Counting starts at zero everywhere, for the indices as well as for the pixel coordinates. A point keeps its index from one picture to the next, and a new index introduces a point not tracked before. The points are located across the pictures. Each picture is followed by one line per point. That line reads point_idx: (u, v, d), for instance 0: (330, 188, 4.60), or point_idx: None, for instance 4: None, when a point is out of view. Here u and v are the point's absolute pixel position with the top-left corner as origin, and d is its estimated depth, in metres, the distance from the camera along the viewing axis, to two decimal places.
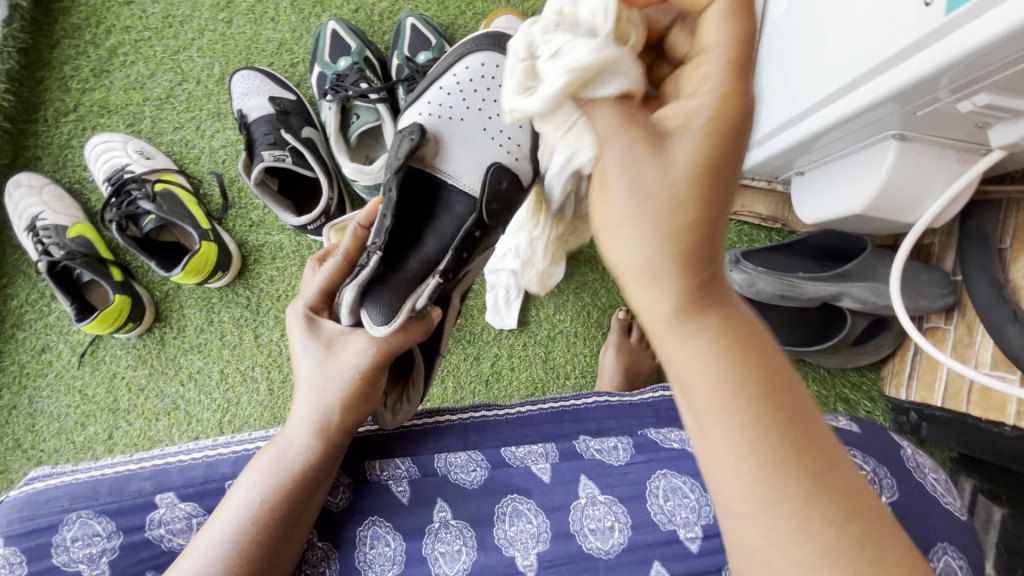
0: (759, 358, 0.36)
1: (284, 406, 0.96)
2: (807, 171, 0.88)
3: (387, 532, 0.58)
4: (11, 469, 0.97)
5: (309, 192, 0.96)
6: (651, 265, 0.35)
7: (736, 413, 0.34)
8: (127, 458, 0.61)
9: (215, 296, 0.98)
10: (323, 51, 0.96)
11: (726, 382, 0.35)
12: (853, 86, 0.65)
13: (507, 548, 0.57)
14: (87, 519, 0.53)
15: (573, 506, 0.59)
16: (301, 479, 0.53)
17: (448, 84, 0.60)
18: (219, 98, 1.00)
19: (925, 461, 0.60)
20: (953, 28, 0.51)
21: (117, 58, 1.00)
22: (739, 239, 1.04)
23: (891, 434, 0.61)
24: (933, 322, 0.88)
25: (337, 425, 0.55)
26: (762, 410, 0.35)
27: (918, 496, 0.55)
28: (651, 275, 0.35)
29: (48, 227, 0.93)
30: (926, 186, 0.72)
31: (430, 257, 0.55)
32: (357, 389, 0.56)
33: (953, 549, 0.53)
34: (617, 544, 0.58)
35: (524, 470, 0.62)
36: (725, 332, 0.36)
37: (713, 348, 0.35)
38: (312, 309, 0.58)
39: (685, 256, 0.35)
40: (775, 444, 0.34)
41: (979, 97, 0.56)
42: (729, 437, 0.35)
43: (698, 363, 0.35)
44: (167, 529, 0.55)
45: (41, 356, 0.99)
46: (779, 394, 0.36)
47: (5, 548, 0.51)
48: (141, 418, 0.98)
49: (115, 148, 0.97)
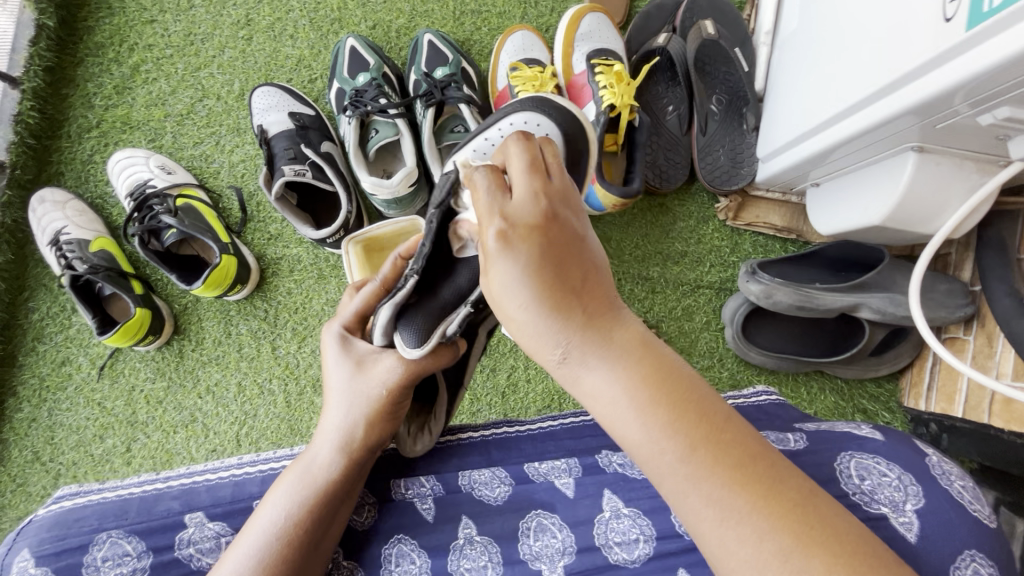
0: (678, 393, 0.38)
1: (301, 417, 0.97)
2: (822, 182, 0.88)
3: (412, 550, 0.57)
4: (29, 483, 0.97)
5: (327, 206, 0.98)
6: (546, 338, 0.38)
7: (666, 462, 0.37)
8: (153, 477, 0.62)
9: (233, 309, 0.99)
10: (341, 67, 0.98)
11: (649, 433, 0.37)
12: (872, 99, 0.65)
13: (533, 562, 0.57)
14: (117, 539, 0.53)
15: (597, 520, 0.59)
16: (325, 496, 0.53)
17: (493, 136, 0.56)
18: (239, 114, 1.01)
19: (952, 468, 0.58)
20: (975, 43, 0.52)
21: (140, 75, 1.02)
22: (754, 249, 1.02)
23: (917, 441, 0.60)
24: (951, 332, 0.88)
25: (361, 441, 0.55)
26: (683, 451, 0.37)
27: (947, 503, 0.53)
28: (545, 347, 0.39)
29: (71, 241, 0.95)
30: (945, 198, 0.72)
31: (462, 287, 0.51)
32: (383, 407, 0.55)
33: (984, 557, 0.51)
34: (643, 554, 0.57)
35: (549, 486, 0.62)
36: (638, 376, 0.38)
37: (628, 398, 0.38)
38: (347, 329, 0.59)
39: (569, 324, 0.38)
40: (679, 453, 0.37)
41: (1000, 110, 0.57)
42: (666, 473, 0.37)
43: (603, 396, 0.39)
44: (195, 549, 0.55)
45: (61, 369, 0.99)
46: (700, 424, 0.37)
47: (36, 568, 0.51)
48: (159, 431, 0.98)
49: (137, 164, 0.98)
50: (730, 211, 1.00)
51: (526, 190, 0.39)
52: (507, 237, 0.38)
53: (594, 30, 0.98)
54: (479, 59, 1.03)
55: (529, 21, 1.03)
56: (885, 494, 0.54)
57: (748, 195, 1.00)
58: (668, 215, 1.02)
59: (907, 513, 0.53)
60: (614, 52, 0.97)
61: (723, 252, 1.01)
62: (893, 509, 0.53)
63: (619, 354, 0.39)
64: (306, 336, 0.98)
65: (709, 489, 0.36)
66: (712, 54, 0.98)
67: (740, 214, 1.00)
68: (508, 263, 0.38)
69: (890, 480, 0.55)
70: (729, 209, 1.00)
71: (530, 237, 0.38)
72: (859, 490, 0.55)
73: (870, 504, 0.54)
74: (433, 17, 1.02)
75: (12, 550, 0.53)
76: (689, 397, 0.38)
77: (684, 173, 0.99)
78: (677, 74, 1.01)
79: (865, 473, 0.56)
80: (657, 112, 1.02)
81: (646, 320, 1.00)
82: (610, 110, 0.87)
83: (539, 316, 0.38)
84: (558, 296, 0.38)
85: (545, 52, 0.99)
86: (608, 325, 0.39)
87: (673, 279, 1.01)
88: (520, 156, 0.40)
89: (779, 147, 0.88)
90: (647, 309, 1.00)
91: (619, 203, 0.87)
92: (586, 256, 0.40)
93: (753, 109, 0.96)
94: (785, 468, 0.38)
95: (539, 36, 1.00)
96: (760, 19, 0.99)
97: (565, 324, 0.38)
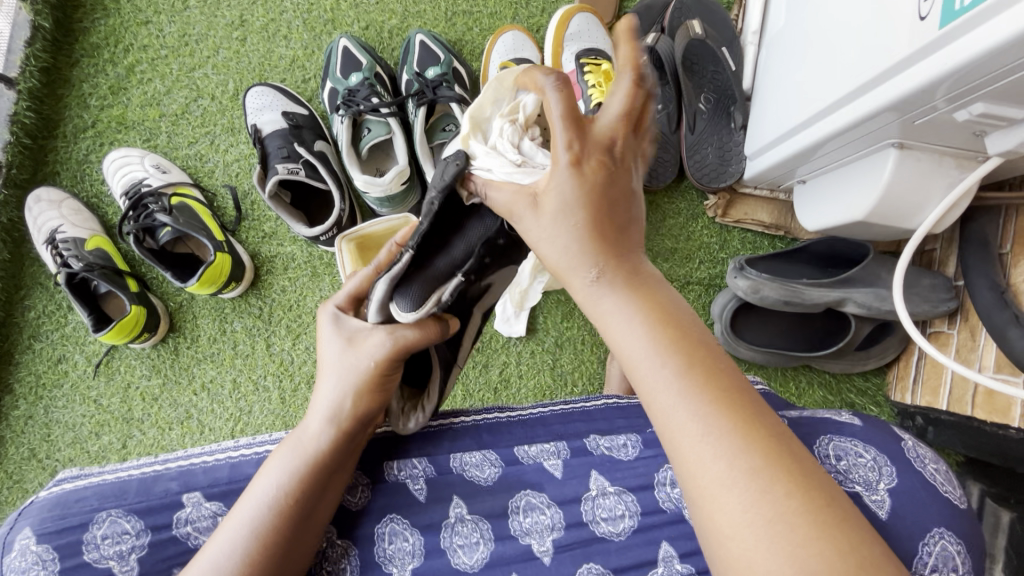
0: (681, 326, 0.41)
1: (296, 414, 0.98)
2: (808, 179, 0.90)
3: (405, 528, 0.59)
4: (26, 479, 0.98)
5: (321, 204, 0.99)
6: (578, 256, 0.42)
7: (663, 375, 0.39)
8: (154, 458, 0.62)
9: (228, 307, 1.00)
10: (334, 67, 0.99)
11: (651, 348, 0.40)
12: (853, 96, 0.67)
13: (524, 537, 0.59)
14: (116, 518, 0.54)
15: (585, 497, 0.61)
16: (319, 467, 0.54)
17: None
18: (233, 114, 1.02)
19: (927, 452, 0.59)
20: (948, 40, 0.53)
21: (135, 76, 1.03)
22: (742, 245, 1.03)
23: (891, 427, 0.61)
24: (936, 326, 0.89)
25: (348, 416, 0.55)
26: (680, 367, 0.39)
27: (916, 483, 0.55)
28: (578, 267, 0.42)
29: (67, 239, 0.96)
30: (926, 193, 0.73)
31: (457, 258, 0.49)
32: (373, 378, 0.55)
33: (950, 535, 0.53)
34: (628, 528, 0.60)
35: (538, 465, 0.63)
36: (647, 307, 0.42)
37: (639, 320, 0.41)
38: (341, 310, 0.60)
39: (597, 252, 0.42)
40: (682, 373, 0.39)
41: (975, 106, 0.58)
42: (666, 397, 0.39)
43: (617, 315, 0.42)
44: (193, 527, 0.57)
45: (57, 366, 1.00)
46: (697, 352, 0.40)
47: (36, 545, 0.51)
48: (155, 427, 0.99)
49: (132, 163, 0.99)
50: (719, 208, 1.01)
51: (604, 133, 0.40)
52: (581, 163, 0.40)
53: (583, 30, 0.99)
54: (471, 59, 1.04)
55: (520, 21, 1.04)
56: (858, 474, 0.56)
57: (736, 192, 1.02)
58: (657, 213, 1.03)
59: (880, 491, 0.54)
60: (603, 52, 0.98)
61: (712, 248, 1.03)
62: (866, 487, 0.55)
63: (633, 285, 0.43)
64: (301, 332, 0.99)
65: (696, 406, 0.38)
66: (702, 54, 0.99)
67: (729, 211, 1.01)
68: (565, 182, 0.41)
69: (865, 461, 0.56)
70: (717, 206, 1.01)
71: (590, 180, 0.41)
72: (835, 469, 0.56)
73: (845, 483, 0.55)
74: (425, 17, 1.04)
75: (14, 528, 0.54)
76: (689, 334, 0.41)
77: (673, 172, 1.01)
78: (666, 73, 1.03)
79: (843, 453, 0.57)
80: None
81: None
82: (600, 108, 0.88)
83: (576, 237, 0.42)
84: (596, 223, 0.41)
85: (536, 52, 1.00)
86: (630, 262, 0.43)
87: (663, 275, 1.02)
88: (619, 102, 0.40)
89: (766, 144, 0.89)
90: None
91: None
92: (627, 208, 0.43)
93: (740, 108, 0.97)
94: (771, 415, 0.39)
95: (530, 37, 1.01)
96: (747, 18, 1.00)
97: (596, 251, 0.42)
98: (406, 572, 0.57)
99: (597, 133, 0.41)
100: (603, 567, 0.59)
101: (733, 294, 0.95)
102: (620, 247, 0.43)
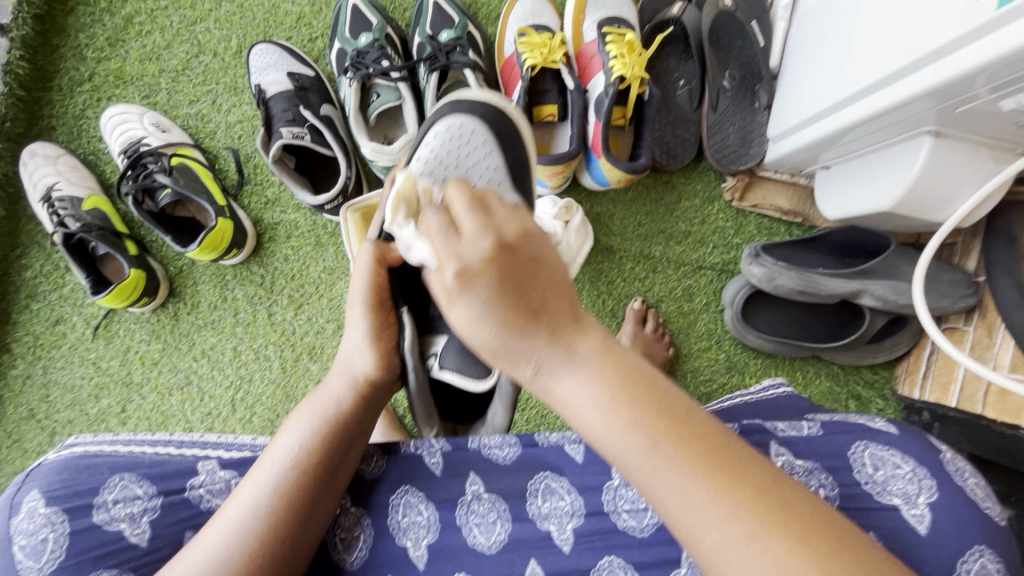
0: (645, 390, 0.38)
1: (297, 384, 0.97)
2: (832, 165, 0.86)
3: (419, 501, 0.59)
4: (25, 439, 0.98)
5: (325, 170, 0.95)
6: (519, 349, 0.39)
7: (638, 456, 0.37)
8: (168, 435, 0.60)
9: (229, 273, 0.98)
10: (343, 26, 0.94)
11: (610, 429, 0.38)
12: (890, 79, 0.63)
13: (543, 521, 0.59)
14: (128, 483, 0.54)
15: (606, 487, 0.60)
16: (337, 428, 0.53)
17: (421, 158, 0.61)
18: (236, 72, 0.98)
19: (965, 465, 0.58)
20: (1002, 23, 0.49)
21: (133, 27, 0.98)
22: (758, 231, 1.00)
23: (930, 437, 0.58)
24: (952, 322, 0.87)
25: (371, 379, 0.53)
26: (648, 445, 0.37)
27: (959, 499, 0.54)
28: (518, 358, 0.40)
29: (63, 198, 0.93)
30: (955, 185, 0.70)
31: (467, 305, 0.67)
32: (379, 330, 0.53)
33: (991, 552, 0.53)
34: (653, 524, 0.59)
35: (558, 449, 0.62)
36: (604, 378, 0.38)
37: (597, 400, 0.38)
38: (382, 259, 0.53)
39: (535, 338, 0.39)
40: (652, 446, 0.37)
41: (1021, 96, 0.54)
42: (648, 475, 0.37)
43: (579, 397, 0.39)
44: (206, 490, 0.57)
45: (55, 328, 0.99)
46: (662, 419, 0.38)
47: (45, 507, 0.51)
48: (154, 392, 0.98)
49: (130, 120, 0.96)
50: (736, 191, 0.97)
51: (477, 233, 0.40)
52: (465, 277, 0.38)
53: None
54: (486, 23, 1.00)
55: None
56: (897, 486, 0.55)
57: (756, 174, 0.98)
58: (673, 193, 1.00)
59: (919, 506, 0.54)
60: (625, 20, 0.93)
61: (727, 233, 1.00)
62: (905, 501, 0.55)
63: (579, 357, 0.39)
64: (303, 303, 0.97)
65: (676, 479, 0.37)
66: (728, 26, 0.95)
67: (747, 195, 0.98)
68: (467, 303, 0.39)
69: (904, 472, 0.56)
70: (736, 188, 0.97)
71: (487, 278, 0.38)
72: (871, 480, 0.56)
73: (883, 497, 0.55)
74: None
75: (22, 490, 0.53)
76: (649, 393, 0.39)
77: (692, 151, 0.97)
78: (690, 47, 0.98)
79: (880, 463, 0.57)
80: (667, 86, 0.99)
81: (646, 299, 1.00)
82: (620, 82, 0.84)
83: (500, 330, 0.39)
84: (519, 313, 0.39)
85: (554, 18, 0.96)
86: (569, 329, 0.40)
87: (675, 258, 1.00)
88: (461, 195, 0.41)
89: (790, 127, 0.86)
90: (648, 288, 1.00)
91: (624, 179, 0.86)
92: (542, 279, 0.40)
93: (766, 87, 0.94)
94: (754, 456, 0.38)
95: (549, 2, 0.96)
96: None
97: (534, 336, 0.39)
98: (421, 545, 0.58)
99: (474, 251, 0.39)
100: (625, 561, 0.58)
101: (746, 281, 0.93)
102: (560, 325, 0.40)
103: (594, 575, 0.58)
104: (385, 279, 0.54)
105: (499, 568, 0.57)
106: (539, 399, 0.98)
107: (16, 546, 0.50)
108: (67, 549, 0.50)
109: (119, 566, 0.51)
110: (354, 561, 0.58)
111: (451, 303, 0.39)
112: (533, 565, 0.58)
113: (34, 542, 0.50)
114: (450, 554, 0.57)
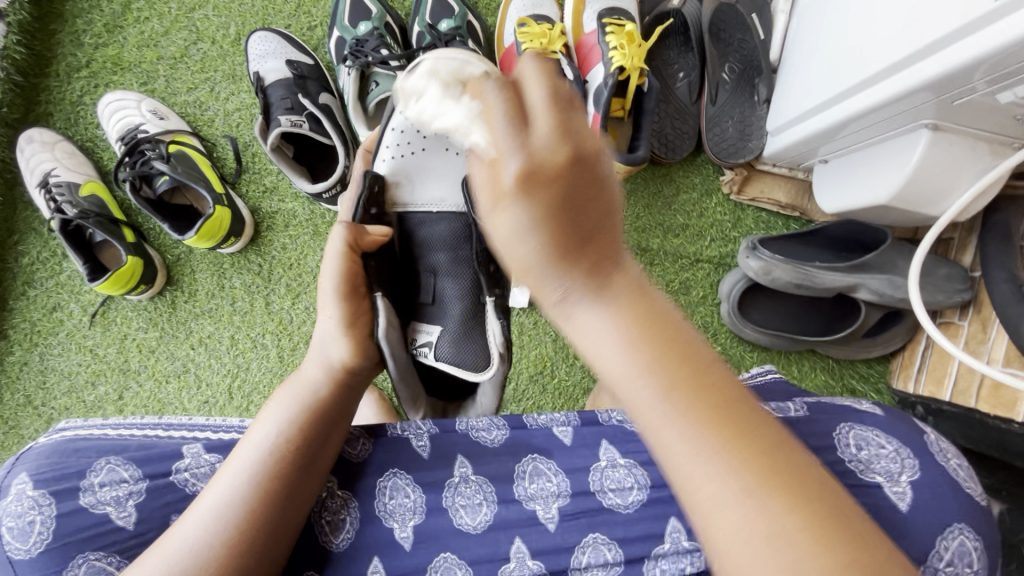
0: (666, 334, 0.36)
1: (295, 373, 0.97)
2: (831, 159, 0.87)
3: (406, 484, 0.59)
4: (22, 425, 0.98)
5: (324, 160, 0.95)
6: (547, 274, 0.34)
7: (652, 397, 0.36)
8: (155, 421, 0.61)
9: (227, 262, 0.98)
10: (342, 14, 0.94)
11: (632, 367, 0.36)
12: (890, 72, 0.63)
13: (528, 503, 0.59)
14: (114, 466, 0.54)
15: (593, 467, 0.61)
16: (316, 413, 0.55)
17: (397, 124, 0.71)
18: (234, 60, 0.97)
19: (948, 446, 0.59)
20: (1002, 14, 0.49)
21: (131, 14, 0.98)
22: (755, 225, 1.00)
23: (914, 419, 0.59)
24: (946, 316, 0.88)
25: (348, 365, 0.57)
26: (663, 388, 0.36)
27: (940, 478, 0.55)
28: (547, 281, 0.35)
29: (61, 184, 0.93)
30: (954, 178, 0.71)
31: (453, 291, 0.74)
32: (349, 316, 0.59)
33: (970, 531, 0.53)
34: (637, 501, 0.60)
35: (546, 432, 0.64)
36: (632, 315, 0.36)
37: (619, 334, 0.36)
38: (350, 246, 0.60)
39: (572, 263, 0.34)
40: (668, 392, 0.36)
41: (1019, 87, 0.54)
42: (657, 422, 0.36)
43: (601, 334, 0.36)
44: (190, 473, 0.57)
45: (52, 314, 0.99)
46: (681, 365, 0.36)
47: (33, 490, 0.51)
48: (151, 380, 0.98)
49: (127, 107, 0.95)
50: (735, 185, 0.98)
51: (548, 132, 0.31)
52: (527, 181, 0.31)
53: None
54: (486, 13, 0.99)
55: None
56: (880, 465, 0.56)
57: (754, 168, 0.98)
58: (671, 185, 1.00)
59: (901, 484, 0.55)
60: (625, 11, 0.93)
61: (724, 226, 1.00)
62: (888, 479, 0.55)
63: (610, 295, 0.36)
64: (300, 292, 0.97)
65: (683, 426, 0.36)
66: (728, 19, 0.95)
67: (745, 188, 0.98)
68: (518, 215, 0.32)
69: (887, 451, 0.56)
70: (734, 181, 0.98)
71: (550, 188, 0.32)
72: (855, 458, 0.56)
73: (866, 474, 0.55)
74: None
75: (10, 473, 0.53)
76: (675, 339, 0.37)
77: (691, 144, 0.98)
78: (690, 39, 0.98)
79: (863, 443, 0.57)
80: (667, 79, 0.99)
81: None
82: (620, 72, 0.85)
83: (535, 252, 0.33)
84: (563, 239, 0.34)
85: (555, 9, 0.96)
86: (606, 264, 0.36)
87: (673, 251, 1.00)
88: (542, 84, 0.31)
89: (789, 121, 0.86)
90: (645, 281, 1.00)
91: (623, 170, 0.86)
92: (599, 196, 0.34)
93: (766, 81, 0.94)
94: (766, 419, 0.37)
95: None
96: None
97: (568, 261, 0.34)
98: (406, 527, 0.58)
99: (541, 149, 0.31)
100: (608, 538, 0.58)
101: (743, 274, 0.93)
102: (602, 260, 0.35)
103: (578, 552, 0.58)
104: (355, 268, 0.60)
105: (492, 554, 0.58)
106: (535, 390, 0.98)
107: (3, 527, 0.50)
108: (54, 531, 0.51)
109: (105, 549, 0.52)
110: (340, 543, 0.58)
111: (496, 207, 0.33)
112: (518, 543, 0.58)
113: (21, 524, 0.50)
114: (435, 536, 0.58)
